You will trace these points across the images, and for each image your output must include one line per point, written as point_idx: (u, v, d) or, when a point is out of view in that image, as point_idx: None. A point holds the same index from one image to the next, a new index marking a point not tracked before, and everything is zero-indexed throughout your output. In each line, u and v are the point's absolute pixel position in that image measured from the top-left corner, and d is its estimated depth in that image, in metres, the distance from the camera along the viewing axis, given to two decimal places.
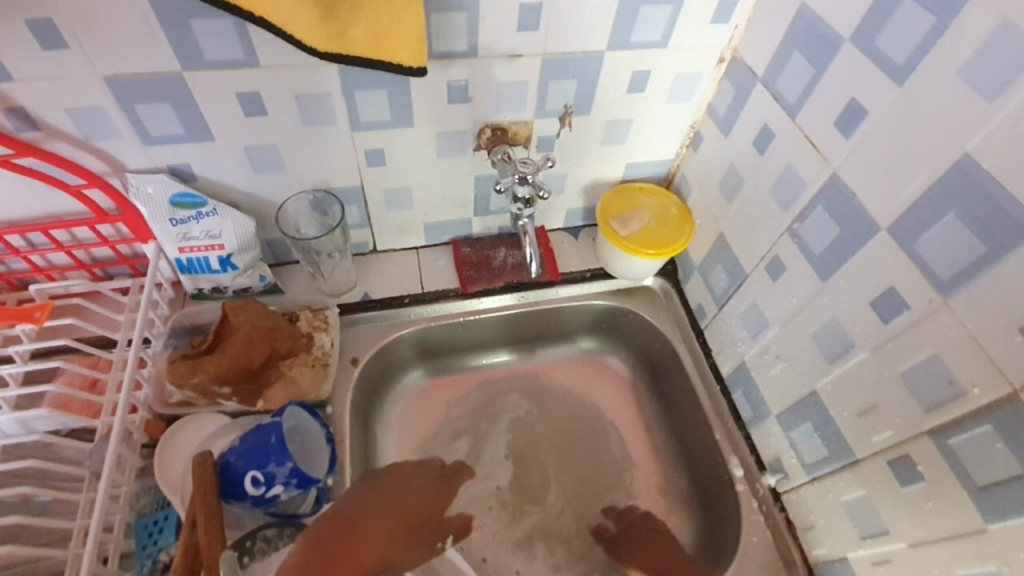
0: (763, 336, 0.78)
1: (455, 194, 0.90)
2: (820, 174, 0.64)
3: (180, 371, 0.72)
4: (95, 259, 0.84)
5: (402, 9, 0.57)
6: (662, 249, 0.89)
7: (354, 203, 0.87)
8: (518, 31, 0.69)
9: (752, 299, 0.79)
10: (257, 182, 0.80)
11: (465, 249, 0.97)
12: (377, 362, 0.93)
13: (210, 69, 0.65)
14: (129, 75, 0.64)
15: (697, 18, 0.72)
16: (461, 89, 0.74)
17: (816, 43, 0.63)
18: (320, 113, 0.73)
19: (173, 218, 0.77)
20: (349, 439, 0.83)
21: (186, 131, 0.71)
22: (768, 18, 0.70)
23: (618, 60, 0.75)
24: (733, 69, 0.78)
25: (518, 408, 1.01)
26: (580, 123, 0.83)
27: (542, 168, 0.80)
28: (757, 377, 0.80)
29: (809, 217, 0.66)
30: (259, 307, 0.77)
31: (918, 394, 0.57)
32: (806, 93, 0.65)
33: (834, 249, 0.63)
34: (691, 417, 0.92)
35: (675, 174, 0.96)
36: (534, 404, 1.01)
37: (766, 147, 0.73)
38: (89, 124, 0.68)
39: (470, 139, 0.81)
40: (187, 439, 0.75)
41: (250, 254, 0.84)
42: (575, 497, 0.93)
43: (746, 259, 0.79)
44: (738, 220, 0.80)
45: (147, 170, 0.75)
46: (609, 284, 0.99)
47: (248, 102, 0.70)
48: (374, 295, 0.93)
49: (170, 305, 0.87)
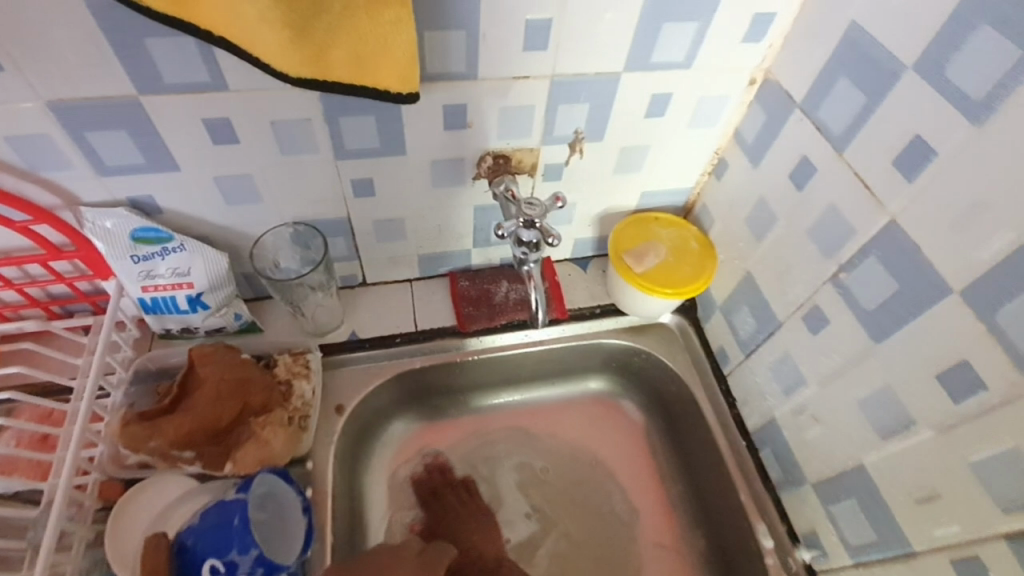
0: (798, 394, 0.69)
1: (453, 225, 0.81)
2: (872, 220, 0.56)
3: (134, 435, 0.63)
4: (52, 296, 0.76)
5: (390, 29, 0.48)
6: (680, 288, 0.80)
7: (340, 235, 0.78)
8: (525, 51, 0.61)
9: (785, 350, 0.70)
10: (231, 214, 0.71)
11: (463, 282, 0.88)
12: (364, 408, 0.83)
13: (171, 93, 0.57)
14: (77, 100, 0.56)
15: (727, 36, 0.64)
16: (458, 114, 0.66)
17: (869, 69, 0.55)
18: (300, 141, 0.65)
19: (134, 255, 0.69)
20: (332, 501, 0.74)
21: (147, 161, 0.63)
22: (809, 36, 0.61)
23: (636, 82, 0.67)
24: (765, 92, 0.69)
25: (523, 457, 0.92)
26: (592, 150, 0.75)
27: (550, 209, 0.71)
28: (790, 438, 0.72)
29: (859, 267, 0.58)
30: (233, 355, 0.69)
31: (991, 490, 0.49)
32: (856, 125, 0.57)
33: (889, 308, 0.56)
34: (713, 475, 0.82)
35: (694, 203, 0.87)
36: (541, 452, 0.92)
37: (805, 183, 0.64)
38: (34, 154, 0.59)
39: (469, 168, 0.73)
40: (147, 505, 0.67)
41: (223, 292, 0.75)
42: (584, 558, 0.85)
43: (778, 305, 0.71)
44: (769, 262, 0.71)
45: (105, 203, 0.66)
46: (620, 320, 0.90)
47: (218, 129, 0.61)
48: (362, 334, 0.85)
49: (135, 347, 0.79)
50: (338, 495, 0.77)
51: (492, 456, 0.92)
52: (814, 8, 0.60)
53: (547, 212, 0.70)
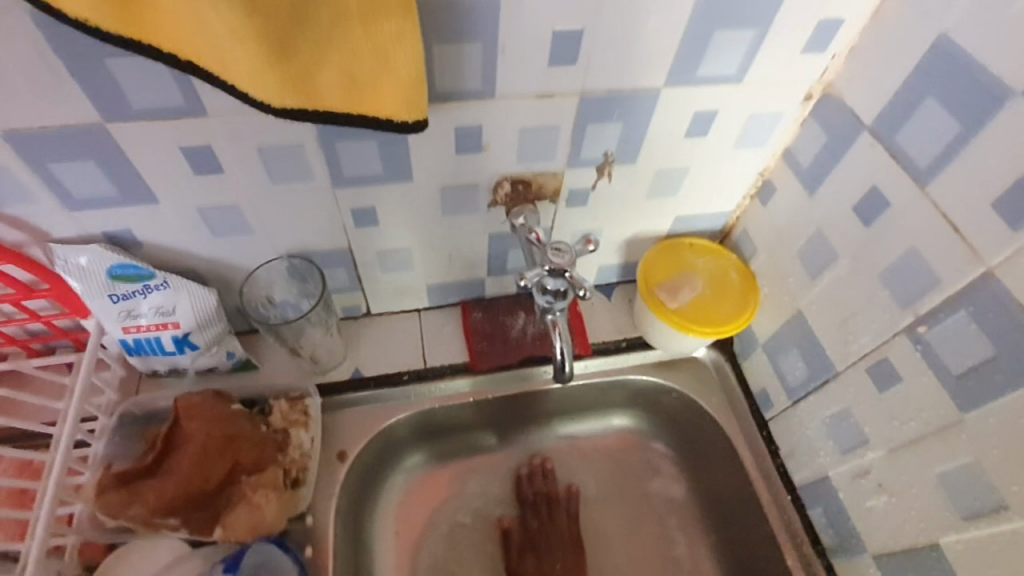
0: (859, 455, 0.61)
1: (466, 253, 0.73)
2: (964, 269, 0.47)
3: (111, 504, 0.57)
4: (30, 333, 0.70)
5: (390, 45, 0.40)
6: (720, 326, 0.71)
7: (341, 266, 0.71)
8: (549, 66, 0.52)
9: (843, 404, 0.62)
10: (218, 247, 0.64)
11: (476, 314, 0.80)
12: (370, 452, 0.76)
13: (141, 119, 0.49)
14: (33, 129, 0.48)
15: (784, 46, 0.55)
16: (472, 136, 0.58)
17: (966, 87, 0.46)
18: (292, 168, 0.57)
19: (113, 293, 0.62)
20: (333, 561, 0.67)
21: (120, 193, 0.55)
22: (886, 47, 0.52)
23: (677, 99, 0.58)
24: (826, 109, 0.60)
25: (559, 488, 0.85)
26: (622, 173, 0.66)
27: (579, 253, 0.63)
28: (847, 502, 0.64)
29: (945, 322, 0.49)
30: (221, 407, 0.62)
31: None
32: (945, 155, 0.48)
33: (983, 373, 0.47)
34: (754, 532, 0.74)
35: (733, 228, 0.78)
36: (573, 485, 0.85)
37: (874, 217, 0.55)
38: None
39: (484, 194, 0.65)
40: (133, 570, 0.61)
41: (212, 330, 0.68)
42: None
43: (835, 352, 0.62)
44: (827, 303, 0.62)
45: (77, 237, 0.59)
46: (649, 355, 0.82)
47: (198, 158, 0.54)
48: (366, 372, 0.77)
49: (121, 388, 0.72)
50: (342, 551, 0.70)
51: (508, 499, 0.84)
52: (892, 13, 0.51)
53: (577, 258, 0.63)
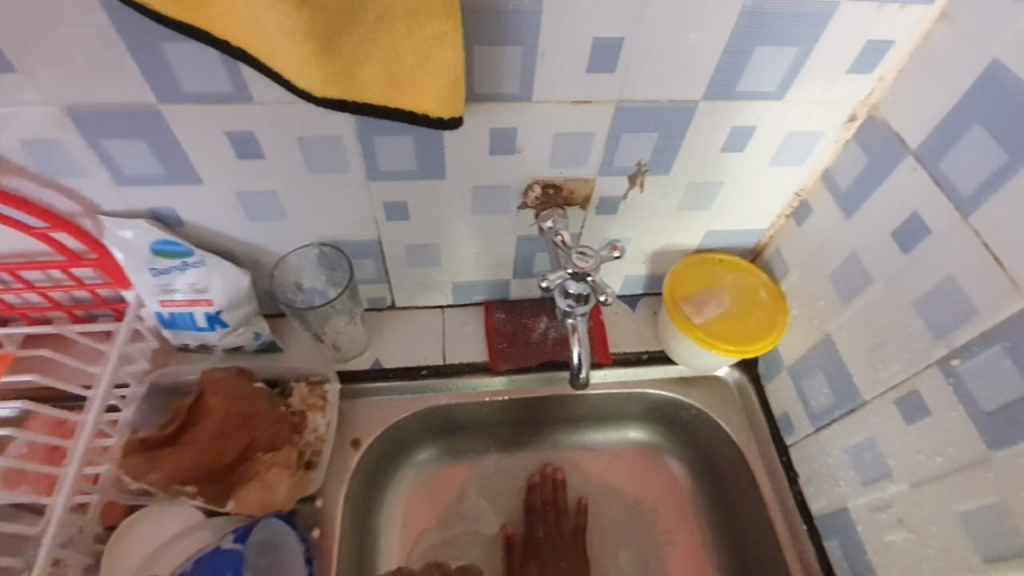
0: (881, 488, 0.59)
1: (492, 254, 0.74)
2: (1006, 304, 0.45)
3: (135, 467, 0.59)
4: (75, 300, 0.73)
5: (434, 45, 0.42)
6: (744, 346, 0.70)
7: (370, 257, 0.72)
8: (587, 73, 0.53)
9: (868, 435, 0.60)
10: (255, 230, 0.66)
11: (498, 315, 0.81)
12: (383, 443, 0.77)
13: (192, 103, 0.51)
14: (93, 106, 0.51)
15: (830, 64, 0.54)
16: (506, 138, 0.58)
17: (1019, 115, 0.44)
18: (330, 159, 0.59)
19: (152, 267, 0.65)
20: (339, 543, 0.69)
21: (167, 172, 0.58)
22: (938, 72, 0.50)
23: (716, 112, 0.58)
24: (869, 131, 0.58)
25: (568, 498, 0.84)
26: (654, 183, 0.66)
27: (605, 259, 0.62)
28: (865, 536, 0.62)
29: (982, 357, 0.47)
30: (243, 384, 0.64)
31: None
32: (992, 185, 0.46)
33: (1019, 412, 0.45)
34: (765, 559, 0.72)
35: (765, 247, 0.76)
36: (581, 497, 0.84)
37: (914, 245, 0.54)
38: (50, 160, 0.55)
39: (514, 196, 0.65)
40: (148, 535, 0.63)
41: (243, 310, 0.71)
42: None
43: (863, 380, 0.60)
44: (859, 329, 0.61)
45: (124, 212, 0.62)
46: (671, 369, 0.81)
47: (243, 144, 0.56)
48: (386, 363, 0.78)
49: (153, 360, 0.75)
50: (349, 536, 0.71)
51: (518, 502, 0.84)
52: (946, 37, 0.50)
53: (601, 264, 0.62)
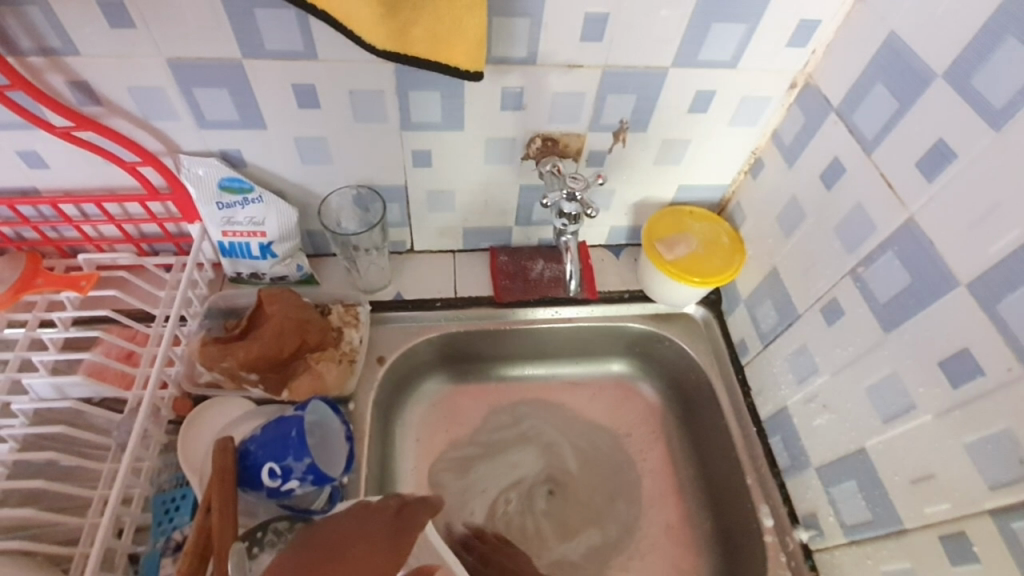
0: (811, 383, 0.73)
1: (498, 202, 0.88)
2: (894, 218, 0.60)
3: (211, 354, 0.74)
4: (143, 235, 0.86)
5: (466, 11, 0.56)
6: (707, 278, 0.84)
7: (396, 201, 0.86)
8: (581, 42, 0.67)
9: (803, 341, 0.74)
10: (304, 173, 0.80)
11: (502, 257, 0.94)
12: (403, 363, 0.91)
13: (269, 58, 0.65)
14: (190, 59, 0.65)
15: (771, 39, 0.68)
16: (515, 96, 0.72)
17: (902, 74, 0.59)
18: (372, 110, 0.72)
19: (219, 202, 0.78)
20: (368, 438, 0.82)
21: (239, 118, 0.71)
22: (852, 46, 0.65)
23: (683, 78, 0.72)
24: (806, 96, 0.73)
25: (558, 419, 0.97)
26: (634, 140, 0.80)
27: (592, 185, 0.77)
28: (799, 426, 0.76)
29: (878, 262, 0.62)
30: (295, 299, 0.77)
31: (983, 470, 0.53)
32: (886, 129, 0.61)
33: (902, 300, 0.60)
34: (723, 459, 0.86)
35: (729, 201, 0.91)
36: (570, 419, 0.98)
37: (835, 182, 0.68)
38: (148, 103, 0.69)
39: (519, 148, 0.79)
40: (214, 419, 0.76)
41: (289, 243, 0.84)
42: (604, 503, 0.91)
43: (799, 298, 0.75)
44: (797, 257, 0.75)
45: (199, 152, 0.76)
46: (648, 307, 0.94)
47: (304, 94, 0.70)
48: (406, 295, 0.92)
49: (209, 286, 0.88)
50: (373, 436, 0.84)
51: (514, 423, 0.97)
52: (858, 17, 0.64)
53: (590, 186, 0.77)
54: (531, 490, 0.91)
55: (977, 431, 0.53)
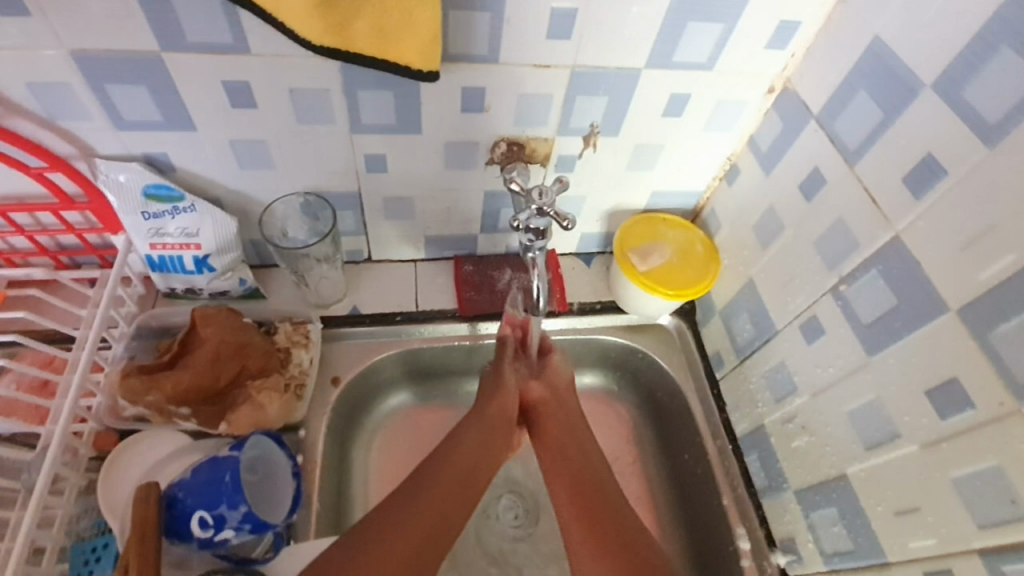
0: (789, 403, 0.71)
1: (460, 209, 0.81)
2: (878, 236, 0.57)
3: (133, 388, 0.66)
4: (61, 246, 0.77)
5: (416, 6, 0.49)
6: (682, 290, 0.80)
7: (350, 209, 0.79)
8: (547, 39, 0.61)
9: (782, 357, 0.72)
10: (244, 179, 0.72)
11: (467, 267, 0.88)
12: (360, 383, 0.83)
13: (194, 52, 0.57)
14: (99, 51, 0.56)
15: (750, 40, 0.64)
16: (476, 97, 0.66)
17: (886, 83, 0.56)
18: (317, 111, 0.65)
19: (145, 211, 0.70)
20: (321, 468, 0.75)
21: (164, 118, 0.63)
22: (833, 49, 0.61)
23: (656, 80, 0.67)
24: (783, 101, 0.69)
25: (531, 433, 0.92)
26: (606, 145, 0.74)
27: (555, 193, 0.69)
28: (777, 446, 0.74)
29: (861, 282, 0.60)
30: (233, 320, 0.71)
31: (970, 506, 0.52)
32: (871, 140, 0.58)
33: (886, 322, 0.58)
34: (697, 477, 0.82)
35: (703, 207, 0.86)
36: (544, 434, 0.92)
37: (814, 194, 0.65)
38: (54, 103, 0.60)
39: (483, 152, 0.73)
40: (142, 457, 0.69)
41: (229, 256, 0.76)
42: None
43: (777, 313, 0.72)
44: (773, 270, 0.72)
45: (119, 157, 0.67)
46: (620, 318, 0.90)
47: (237, 93, 0.62)
48: (364, 310, 0.85)
49: (140, 303, 0.80)
50: (327, 463, 0.77)
51: None
52: (841, 18, 0.60)
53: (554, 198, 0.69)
54: (497, 516, 0.86)
55: (965, 467, 0.51)
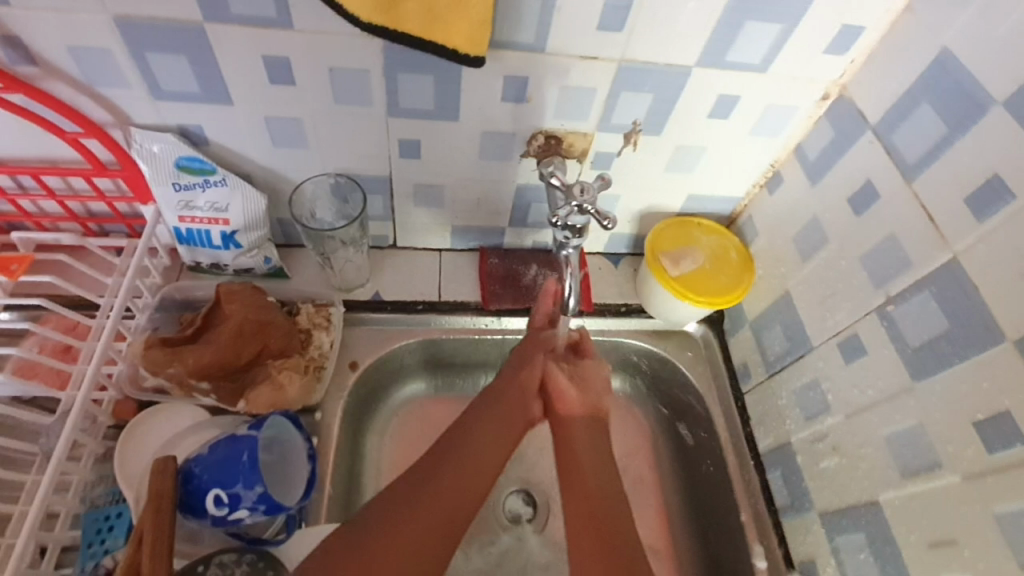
0: (820, 422, 0.69)
1: (491, 201, 0.80)
2: (933, 256, 0.55)
3: (156, 359, 0.66)
4: (91, 214, 0.77)
5: None
6: (715, 298, 0.78)
7: (380, 193, 0.77)
8: (598, 29, 0.59)
9: (816, 374, 0.69)
10: (277, 156, 0.71)
11: (492, 260, 0.86)
12: (377, 370, 0.82)
13: (236, 24, 0.56)
14: (142, 17, 0.55)
15: (808, 43, 0.61)
16: (518, 86, 0.64)
17: (954, 95, 0.53)
18: (356, 91, 0.64)
19: (176, 183, 0.69)
20: (335, 453, 0.74)
21: (202, 90, 0.62)
22: (897, 56, 0.58)
23: (705, 79, 0.64)
24: (837, 108, 0.66)
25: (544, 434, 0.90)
26: (646, 143, 0.72)
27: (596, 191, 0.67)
28: (803, 465, 0.71)
29: (910, 303, 0.57)
30: (258, 298, 0.71)
31: (1012, 545, 0.49)
32: (933, 155, 0.55)
33: (935, 346, 0.55)
34: (713, 490, 0.80)
35: (740, 214, 0.84)
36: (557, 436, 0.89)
37: (865, 209, 0.62)
38: (93, 68, 0.59)
39: (520, 143, 0.71)
40: (159, 429, 0.69)
41: (257, 233, 0.75)
42: None
43: (814, 330, 0.69)
44: (813, 285, 0.70)
45: (155, 126, 0.66)
46: (645, 321, 0.87)
47: (277, 68, 0.61)
48: (386, 296, 0.84)
49: (165, 275, 0.80)
50: (342, 448, 0.77)
51: None
52: (907, 25, 0.57)
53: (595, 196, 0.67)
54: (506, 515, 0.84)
55: (1010, 504, 0.49)
